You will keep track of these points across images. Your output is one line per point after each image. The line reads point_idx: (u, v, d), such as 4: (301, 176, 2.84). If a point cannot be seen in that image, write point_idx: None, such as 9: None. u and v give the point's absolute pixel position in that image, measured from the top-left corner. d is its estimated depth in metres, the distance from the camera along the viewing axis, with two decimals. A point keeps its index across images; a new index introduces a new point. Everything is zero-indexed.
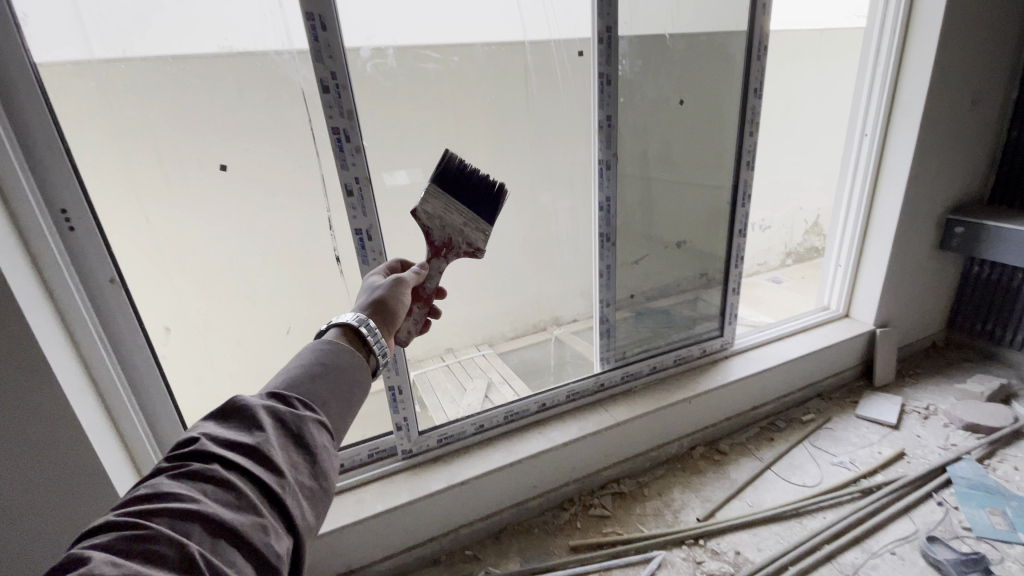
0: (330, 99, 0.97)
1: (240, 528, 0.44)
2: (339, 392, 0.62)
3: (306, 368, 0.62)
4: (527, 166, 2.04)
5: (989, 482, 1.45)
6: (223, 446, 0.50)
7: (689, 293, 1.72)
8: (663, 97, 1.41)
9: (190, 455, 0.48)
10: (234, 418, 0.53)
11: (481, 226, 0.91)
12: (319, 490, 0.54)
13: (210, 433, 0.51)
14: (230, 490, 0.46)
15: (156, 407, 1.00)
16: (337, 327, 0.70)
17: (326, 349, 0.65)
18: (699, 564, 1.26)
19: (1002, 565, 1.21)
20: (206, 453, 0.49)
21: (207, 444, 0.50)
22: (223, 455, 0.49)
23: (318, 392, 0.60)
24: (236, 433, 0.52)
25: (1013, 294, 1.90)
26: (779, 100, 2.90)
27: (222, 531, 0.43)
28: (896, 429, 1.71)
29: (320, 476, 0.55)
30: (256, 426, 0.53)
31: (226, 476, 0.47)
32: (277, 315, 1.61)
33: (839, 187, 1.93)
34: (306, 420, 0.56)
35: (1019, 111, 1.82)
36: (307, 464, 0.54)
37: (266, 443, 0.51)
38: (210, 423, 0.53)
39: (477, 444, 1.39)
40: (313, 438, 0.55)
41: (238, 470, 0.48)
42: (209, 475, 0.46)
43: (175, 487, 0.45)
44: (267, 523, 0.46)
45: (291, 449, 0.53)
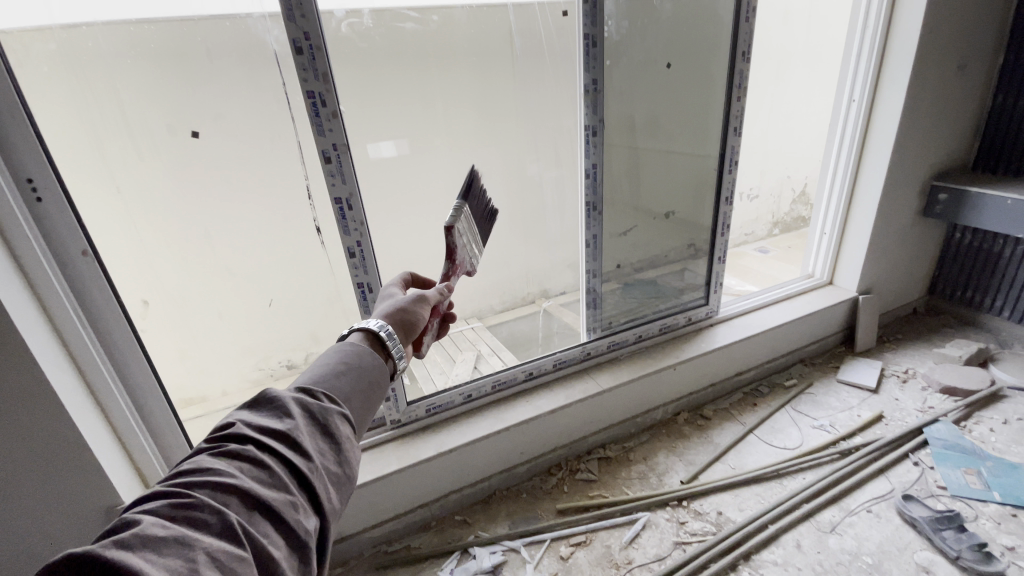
0: (304, 61, 0.93)
1: (274, 504, 0.45)
2: (362, 389, 0.62)
3: (332, 364, 0.62)
4: (512, 134, 2.00)
5: (964, 442, 1.50)
6: (257, 431, 0.51)
7: (676, 263, 1.72)
8: (649, 60, 1.38)
9: (227, 437, 0.50)
10: (266, 407, 0.54)
11: (480, 249, 0.94)
12: (345, 478, 0.54)
13: (244, 419, 0.53)
14: (264, 470, 0.47)
15: (137, 380, 0.99)
16: (359, 332, 0.69)
17: (351, 349, 0.64)
18: (682, 524, 1.30)
19: (975, 522, 1.26)
20: (242, 435, 0.50)
21: (242, 428, 0.51)
22: (257, 438, 0.50)
23: (341, 387, 0.60)
24: (267, 419, 0.53)
25: (994, 260, 1.93)
26: (768, 66, 2.85)
27: (257, 505, 0.45)
28: (875, 393, 1.75)
29: (346, 464, 0.54)
30: (286, 414, 0.53)
31: (261, 456, 0.48)
32: (260, 288, 1.67)
33: (826, 153, 1.92)
34: (332, 412, 0.56)
35: (1007, 75, 1.81)
36: (333, 452, 0.54)
37: (295, 429, 0.52)
38: (244, 411, 0.54)
39: (465, 413, 1.40)
40: (339, 429, 0.55)
41: (271, 452, 0.49)
42: (244, 454, 0.48)
43: (214, 464, 0.47)
44: (297, 501, 0.47)
45: (319, 438, 0.53)
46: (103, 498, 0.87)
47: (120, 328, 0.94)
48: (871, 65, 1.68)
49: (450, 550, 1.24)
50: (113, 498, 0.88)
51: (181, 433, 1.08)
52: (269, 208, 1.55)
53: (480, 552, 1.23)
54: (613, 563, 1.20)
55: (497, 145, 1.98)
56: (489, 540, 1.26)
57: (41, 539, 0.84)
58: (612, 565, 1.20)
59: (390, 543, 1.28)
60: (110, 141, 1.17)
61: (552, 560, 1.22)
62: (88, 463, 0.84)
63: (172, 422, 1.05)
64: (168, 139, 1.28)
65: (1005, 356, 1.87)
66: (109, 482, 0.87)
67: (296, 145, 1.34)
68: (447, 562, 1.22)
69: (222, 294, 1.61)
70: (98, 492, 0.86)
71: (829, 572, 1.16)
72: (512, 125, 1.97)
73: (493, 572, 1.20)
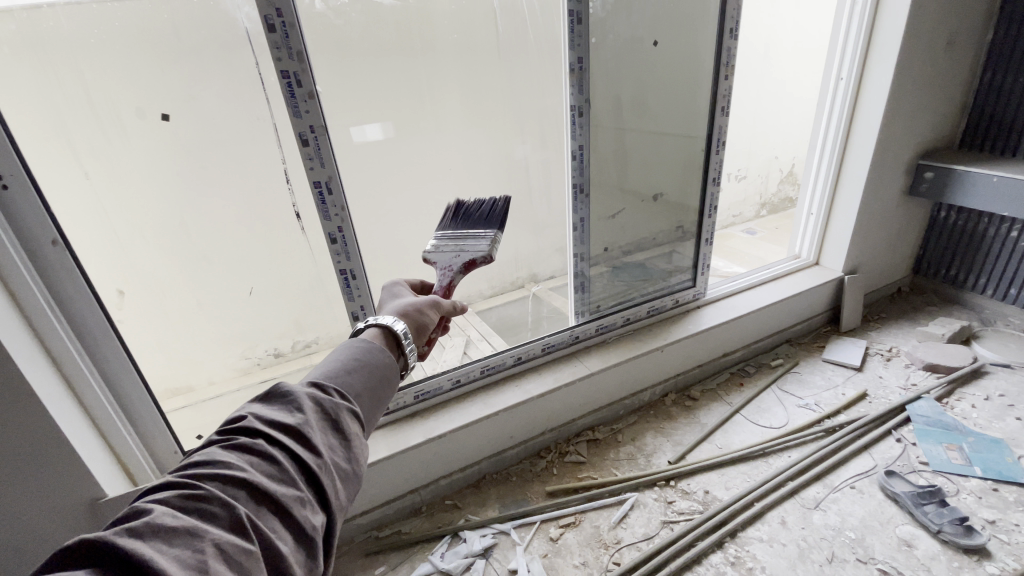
0: (277, 39, 0.89)
1: (282, 499, 0.44)
2: (373, 386, 0.60)
3: (343, 361, 0.60)
4: (498, 115, 1.95)
5: (947, 419, 1.52)
6: (267, 425, 0.50)
7: (665, 245, 1.71)
8: (636, 38, 1.35)
9: (238, 430, 0.49)
10: (278, 400, 0.53)
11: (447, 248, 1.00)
12: (354, 475, 0.52)
13: (256, 413, 0.51)
14: (273, 463, 0.46)
15: (119, 374, 0.96)
16: (374, 327, 0.68)
17: (364, 346, 0.63)
18: (670, 503, 1.31)
19: (957, 497, 1.28)
20: (252, 429, 0.49)
21: (253, 422, 0.50)
22: (268, 431, 0.48)
23: (352, 383, 0.58)
24: (278, 413, 0.51)
25: (979, 238, 1.95)
26: (757, 43, 2.81)
27: (266, 499, 0.43)
28: (860, 371, 1.77)
29: (355, 461, 0.52)
30: (297, 408, 0.51)
31: (270, 450, 0.47)
32: (239, 275, 1.63)
33: (813, 132, 1.90)
34: (342, 408, 0.54)
35: (995, 52, 1.80)
36: (342, 448, 0.52)
37: (306, 424, 0.50)
38: (256, 405, 0.53)
39: (454, 398, 1.39)
40: (348, 425, 0.53)
41: (281, 447, 0.48)
42: (254, 448, 0.46)
43: (224, 456, 0.45)
44: (304, 496, 0.46)
45: (329, 433, 0.52)
46: (85, 492, 0.85)
47: (95, 319, 0.90)
48: (860, 41, 1.65)
49: (441, 534, 1.25)
50: (95, 493, 0.86)
51: (165, 424, 1.05)
52: (247, 193, 1.51)
53: (471, 536, 1.24)
54: (603, 543, 1.22)
55: (482, 126, 1.93)
56: (479, 523, 1.27)
57: (22, 534, 0.83)
58: (601, 545, 1.21)
59: (381, 528, 1.28)
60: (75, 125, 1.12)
61: (542, 542, 1.23)
62: (65, 457, 0.82)
63: (155, 414, 1.03)
64: (137, 122, 1.23)
65: (986, 333, 1.90)
66: (90, 477, 0.85)
67: (272, 127, 1.30)
68: (437, 545, 1.23)
69: (201, 282, 1.58)
70: (80, 486, 0.84)
71: (813, 547, 1.18)
72: (498, 106, 1.93)
73: (483, 554, 1.20)
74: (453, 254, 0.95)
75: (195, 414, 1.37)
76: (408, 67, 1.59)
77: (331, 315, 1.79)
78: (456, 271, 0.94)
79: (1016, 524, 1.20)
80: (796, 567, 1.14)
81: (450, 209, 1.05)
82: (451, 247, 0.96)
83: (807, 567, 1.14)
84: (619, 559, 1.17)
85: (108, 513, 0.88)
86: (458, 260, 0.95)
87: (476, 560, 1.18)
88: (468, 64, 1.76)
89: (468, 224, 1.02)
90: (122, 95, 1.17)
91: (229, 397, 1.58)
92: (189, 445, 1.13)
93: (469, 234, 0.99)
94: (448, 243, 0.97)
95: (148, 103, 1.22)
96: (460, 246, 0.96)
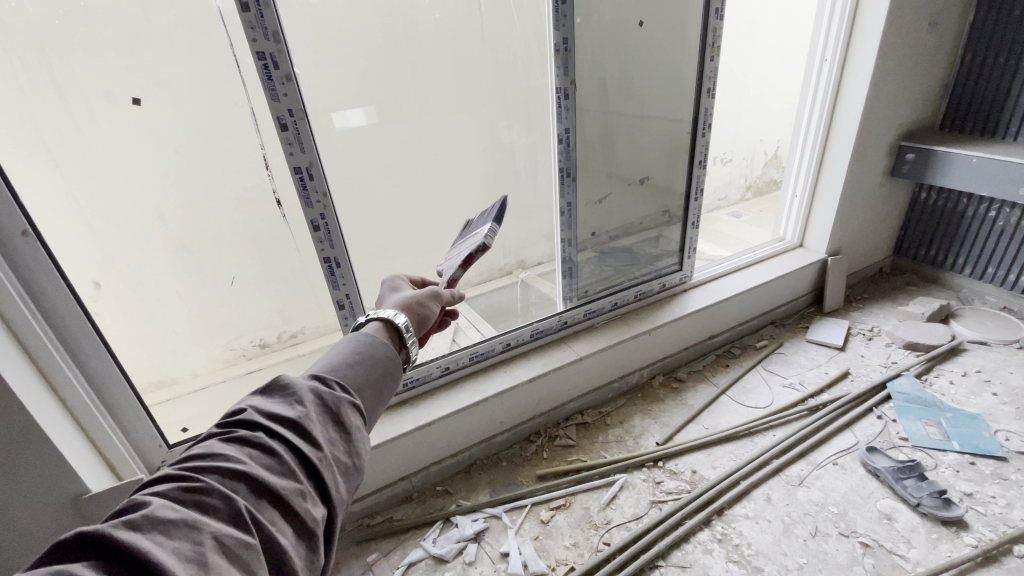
0: (251, 19, 0.86)
1: (282, 492, 0.43)
2: (375, 379, 0.59)
3: (345, 354, 0.59)
4: (482, 98, 1.92)
5: (926, 395, 1.56)
6: (267, 418, 0.49)
7: (651, 230, 1.71)
8: (621, 18, 1.33)
9: (237, 423, 0.48)
10: (278, 393, 0.52)
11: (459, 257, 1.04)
12: (355, 469, 0.51)
13: (256, 406, 0.50)
14: (274, 456, 0.45)
15: (98, 367, 0.93)
16: (376, 320, 0.67)
17: (366, 339, 0.62)
18: (658, 484, 1.33)
19: (936, 471, 1.32)
20: (252, 422, 0.48)
21: (253, 414, 0.48)
22: (267, 424, 0.47)
23: (353, 376, 0.57)
24: (278, 406, 0.50)
25: (958, 218, 1.99)
26: (741, 25, 2.79)
27: (266, 492, 0.43)
28: (842, 350, 1.80)
29: (356, 454, 0.52)
30: (297, 401, 0.50)
31: (270, 443, 0.46)
32: (220, 265, 1.61)
33: (798, 114, 1.90)
34: (343, 401, 0.53)
35: (976, 33, 1.80)
36: (343, 441, 0.51)
37: (306, 417, 0.49)
38: (256, 397, 0.52)
39: (443, 386, 1.39)
40: (349, 418, 0.52)
41: (281, 439, 0.47)
42: (254, 441, 0.45)
43: (223, 448, 0.44)
44: (305, 489, 0.45)
45: (329, 427, 0.51)
46: (67, 488, 0.83)
47: (70, 312, 0.88)
48: (844, 22, 1.65)
49: (432, 520, 1.25)
50: (78, 488, 0.84)
51: (147, 417, 1.03)
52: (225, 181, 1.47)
53: (462, 521, 1.25)
54: (593, 524, 1.23)
55: (466, 110, 1.90)
56: (470, 508, 1.27)
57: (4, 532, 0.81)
58: (591, 526, 1.23)
59: (372, 516, 1.28)
60: (41, 109, 1.07)
61: (533, 525, 1.24)
62: (43, 454, 0.80)
63: (136, 407, 1.00)
64: (106, 107, 1.19)
65: (964, 311, 1.94)
66: (72, 472, 0.83)
67: (249, 112, 1.27)
68: (429, 531, 1.23)
69: (180, 273, 1.55)
70: (61, 482, 0.82)
71: (797, 522, 1.21)
72: (482, 90, 1.90)
73: (475, 538, 1.21)
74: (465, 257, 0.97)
75: (179, 406, 1.35)
76: (389, 49, 1.55)
77: (316, 304, 1.77)
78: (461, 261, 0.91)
79: (992, 496, 1.24)
80: (780, 542, 1.17)
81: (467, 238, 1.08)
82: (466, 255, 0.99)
83: (791, 541, 1.17)
84: (609, 539, 1.19)
85: (92, 508, 0.86)
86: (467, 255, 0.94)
87: (468, 545, 1.19)
88: (451, 46, 1.72)
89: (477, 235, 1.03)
90: (92, 79, 1.13)
91: (214, 388, 1.56)
92: (174, 437, 1.11)
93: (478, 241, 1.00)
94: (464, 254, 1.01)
95: (118, 87, 1.17)
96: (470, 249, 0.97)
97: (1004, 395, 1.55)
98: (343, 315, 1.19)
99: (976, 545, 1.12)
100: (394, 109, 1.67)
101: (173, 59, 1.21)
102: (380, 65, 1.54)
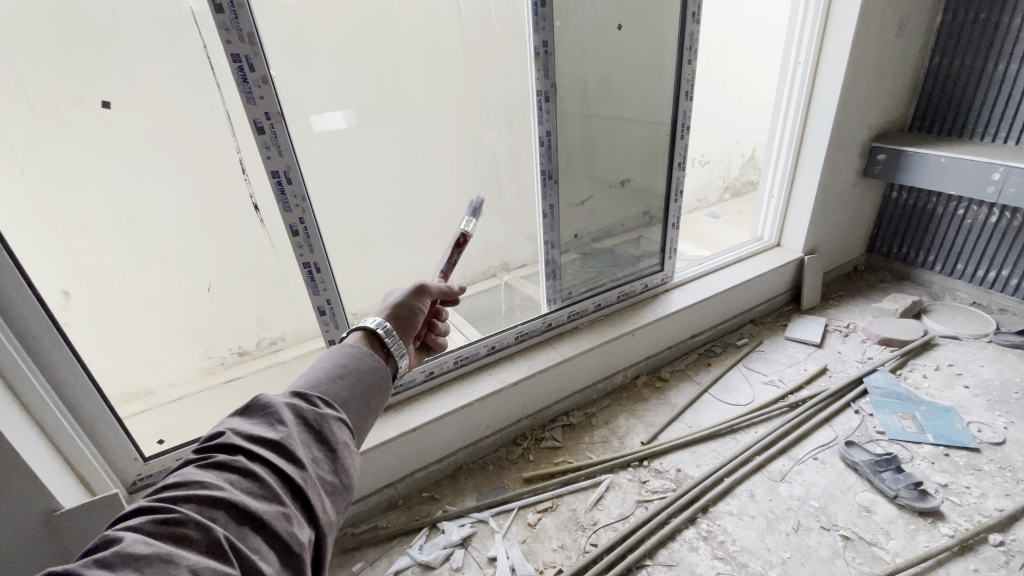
0: (225, 20, 0.84)
1: (265, 517, 0.42)
2: (361, 392, 0.58)
3: (328, 368, 0.58)
4: (463, 101, 1.92)
5: (901, 389, 1.61)
6: (248, 440, 0.47)
7: (633, 231, 1.73)
8: (600, 21, 1.34)
9: (216, 448, 0.46)
10: (258, 414, 0.51)
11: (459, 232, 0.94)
12: (341, 488, 0.50)
13: (235, 428, 0.49)
14: (255, 480, 0.44)
15: (69, 380, 0.90)
16: (359, 331, 0.66)
17: (349, 351, 0.61)
18: (644, 483, 1.34)
19: (911, 463, 1.35)
20: (232, 445, 0.46)
21: (232, 437, 0.47)
22: (248, 448, 0.46)
23: (338, 391, 0.56)
24: (259, 427, 0.49)
25: (930, 216, 2.05)
26: (718, 30, 2.84)
27: (247, 518, 0.41)
28: (820, 347, 1.84)
29: (342, 472, 0.51)
30: (278, 421, 0.49)
31: (251, 467, 0.44)
32: (195, 272, 1.59)
33: (773, 117, 1.94)
34: (328, 417, 0.52)
35: (943, 38, 1.87)
36: (328, 460, 0.50)
37: (289, 438, 0.48)
38: (236, 419, 0.51)
39: (428, 390, 1.37)
40: (335, 435, 0.51)
41: (263, 462, 0.45)
42: (234, 465, 0.44)
43: (202, 475, 0.43)
44: (290, 512, 0.44)
45: (313, 445, 0.50)
46: (34, 506, 0.80)
47: (39, 324, 0.85)
48: (816, 28, 1.69)
49: (419, 527, 1.24)
50: (49, 504, 0.81)
51: (122, 431, 1.00)
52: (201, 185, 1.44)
53: (449, 526, 1.24)
54: (580, 525, 1.23)
55: (447, 113, 1.90)
56: (457, 513, 1.27)
57: None
58: (578, 527, 1.23)
59: (357, 525, 1.26)
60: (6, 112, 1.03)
61: (520, 528, 1.24)
62: (11, 471, 0.76)
63: (110, 420, 0.97)
64: (74, 110, 1.15)
65: (936, 307, 2.00)
66: (41, 490, 0.80)
67: (226, 116, 1.24)
68: (416, 538, 1.22)
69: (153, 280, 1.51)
70: (28, 500, 0.79)
71: (780, 517, 1.23)
72: (463, 92, 1.89)
73: (462, 544, 1.20)
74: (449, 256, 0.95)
75: (155, 417, 1.31)
76: (368, 50, 1.54)
77: (296, 309, 1.73)
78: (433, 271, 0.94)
79: (966, 487, 1.27)
80: (764, 538, 1.18)
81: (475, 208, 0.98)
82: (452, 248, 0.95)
83: (774, 537, 1.18)
84: (596, 540, 1.19)
85: (65, 527, 0.83)
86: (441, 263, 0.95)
87: (455, 550, 1.18)
88: (431, 48, 1.72)
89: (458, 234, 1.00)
90: (59, 82, 1.09)
91: (190, 399, 1.51)
92: (150, 451, 1.08)
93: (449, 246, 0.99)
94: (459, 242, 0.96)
95: (87, 91, 1.14)
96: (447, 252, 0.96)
97: (974, 387, 1.60)
98: (323, 322, 1.17)
99: (952, 535, 1.15)
100: (375, 112, 1.65)
101: (146, 61, 1.17)
102: (360, 67, 1.52)
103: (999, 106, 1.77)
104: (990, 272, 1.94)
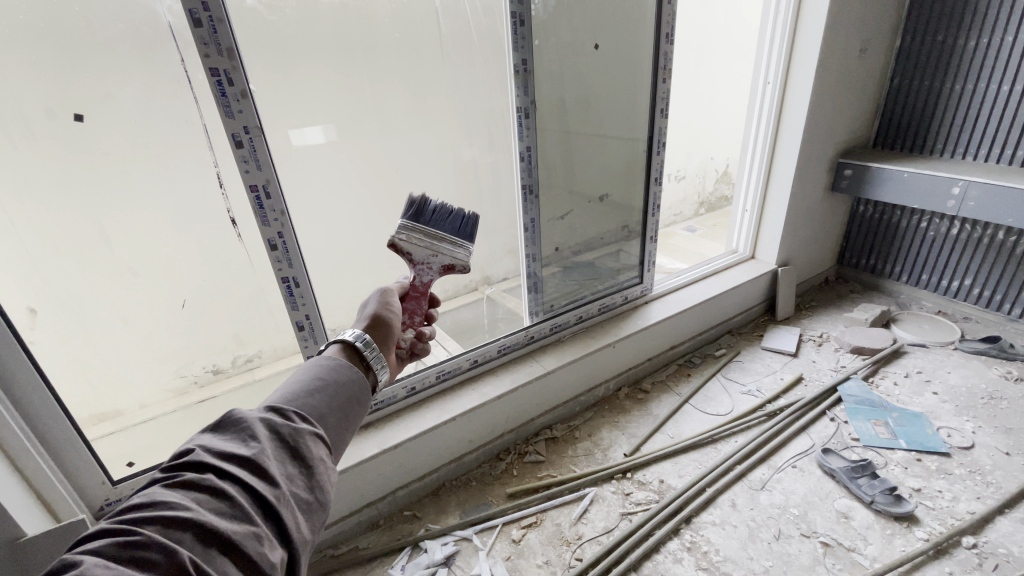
0: (203, 34, 0.84)
1: (234, 538, 0.40)
2: (339, 405, 0.57)
3: (305, 382, 0.57)
4: (443, 116, 1.93)
5: (873, 397, 1.65)
6: (219, 457, 0.46)
7: (612, 245, 1.75)
8: (577, 41, 1.37)
9: (184, 466, 0.45)
10: (230, 429, 0.49)
11: (412, 229, 0.84)
12: (317, 505, 0.49)
13: (205, 444, 0.47)
14: (225, 500, 0.43)
15: (33, 401, 0.86)
16: (336, 344, 0.65)
17: (327, 363, 0.60)
18: (628, 495, 1.34)
19: (886, 469, 1.39)
20: (201, 463, 0.45)
21: (202, 454, 0.46)
22: (220, 466, 0.45)
23: (316, 405, 0.55)
24: (230, 443, 0.48)
25: (896, 228, 2.14)
26: (691, 50, 2.93)
27: (215, 540, 0.40)
28: (795, 356, 1.89)
29: (318, 489, 0.50)
30: (251, 437, 0.48)
31: (221, 484, 0.43)
32: (169, 289, 1.54)
33: (744, 133, 2.00)
34: (303, 432, 0.51)
35: (902, 60, 1.97)
36: (303, 477, 0.49)
37: (262, 454, 0.47)
38: (207, 434, 0.49)
39: (410, 406, 1.35)
40: (311, 451, 0.51)
41: (235, 480, 0.44)
42: (203, 484, 0.43)
43: (168, 495, 0.41)
44: (261, 532, 0.42)
45: (287, 462, 0.49)
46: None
47: (4, 344, 0.81)
48: (783, 49, 1.76)
49: (401, 546, 1.21)
50: (14, 532, 0.77)
51: (89, 452, 0.96)
52: None
53: (432, 545, 1.21)
54: (565, 540, 1.22)
55: (429, 129, 1.90)
56: (439, 531, 1.24)
57: None
58: (563, 542, 1.22)
59: (337, 546, 1.23)
60: None
61: (504, 545, 1.22)
62: None
63: (78, 445, 0.93)
64: (45, 123, 1.12)
65: (904, 316, 2.07)
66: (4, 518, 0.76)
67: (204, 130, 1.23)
68: (397, 558, 1.19)
69: (123, 297, 1.46)
70: None
71: (761, 526, 1.24)
72: (442, 107, 1.91)
73: (445, 563, 1.18)
74: (429, 251, 0.84)
75: (124, 439, 1.26)
76: (346, 65, 1.54)
77: (275, 326, 1.71)
78: (434, 273, 0.85)
79: (939, 491, 1.31)
80: (747, 547, 1.19)
81: (415, 200, 0.86)
82: (425, 243, 0.84)
83: (757, 545, 1.19)
84: (580, 554, 1.18)
85: (28, 557, 0.79)
86: (435, 261, 0.85)
87: (438, 570, 1.16)
88: (412, 65, 1.73)
89: (442, 223, 0.87)
90: (28, 95, 1.06)
91: (162, 419, 1.47)
92: (119, 474, 1.03)
93: (444, 235, 0.86)
94: (421, 236, 0.84)
95: (58, 103, 1.11)
96: (430, 243, 0.84)
97: (943, 394, 1.65)
98: (302, 335, 1.15)
99: (927, 539, 1.18)
100: (355, 128, 1.66)
101: (120, 73, 1.16)
102: (337, 84, 1.53)
103: (993, 129, 1.78)
104: (953, 283, 2.03)
